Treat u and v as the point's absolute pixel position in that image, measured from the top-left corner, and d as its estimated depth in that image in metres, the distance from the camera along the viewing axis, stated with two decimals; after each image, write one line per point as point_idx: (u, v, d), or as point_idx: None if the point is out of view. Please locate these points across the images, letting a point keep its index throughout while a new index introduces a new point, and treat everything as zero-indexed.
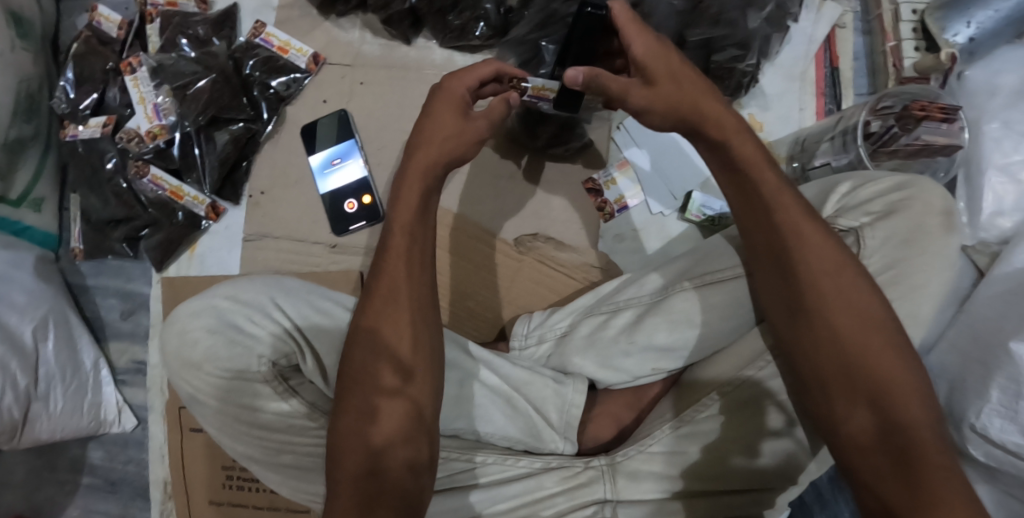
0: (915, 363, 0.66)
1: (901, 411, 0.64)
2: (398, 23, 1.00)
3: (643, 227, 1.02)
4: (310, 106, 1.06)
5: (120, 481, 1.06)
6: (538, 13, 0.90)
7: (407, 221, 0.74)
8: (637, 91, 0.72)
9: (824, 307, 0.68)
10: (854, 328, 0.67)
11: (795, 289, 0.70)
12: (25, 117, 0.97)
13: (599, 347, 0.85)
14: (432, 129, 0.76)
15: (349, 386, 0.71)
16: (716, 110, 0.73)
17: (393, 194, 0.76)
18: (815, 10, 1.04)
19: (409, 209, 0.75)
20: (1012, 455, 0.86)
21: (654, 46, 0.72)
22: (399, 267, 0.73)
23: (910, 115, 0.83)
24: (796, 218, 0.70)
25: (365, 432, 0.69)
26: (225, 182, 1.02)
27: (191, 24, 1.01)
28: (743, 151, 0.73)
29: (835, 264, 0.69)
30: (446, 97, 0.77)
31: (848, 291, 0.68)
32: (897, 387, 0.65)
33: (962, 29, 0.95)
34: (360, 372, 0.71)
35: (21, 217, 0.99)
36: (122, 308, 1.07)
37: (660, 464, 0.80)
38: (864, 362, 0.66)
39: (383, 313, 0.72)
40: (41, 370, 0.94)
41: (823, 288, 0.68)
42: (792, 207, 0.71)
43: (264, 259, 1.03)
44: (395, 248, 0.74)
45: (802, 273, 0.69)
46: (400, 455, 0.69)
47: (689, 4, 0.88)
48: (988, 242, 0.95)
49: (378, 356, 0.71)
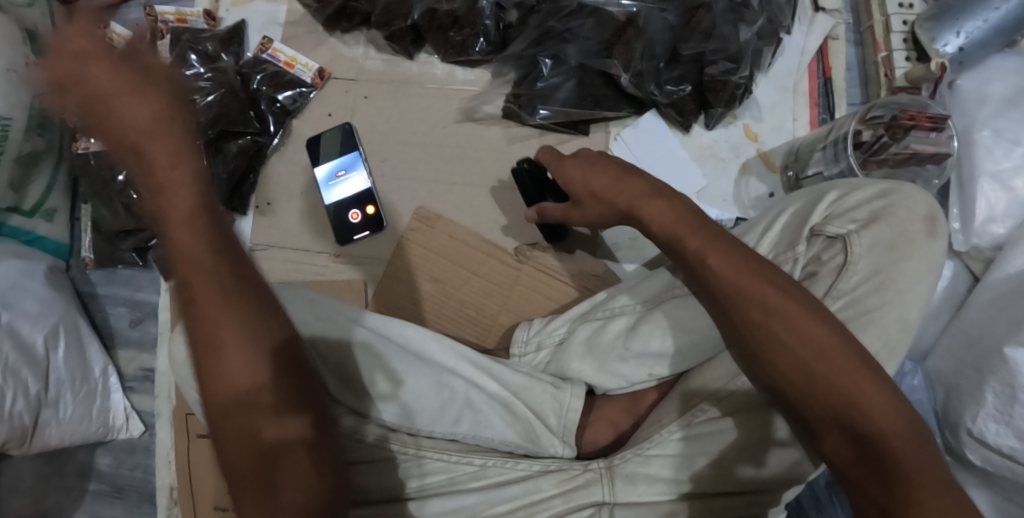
0: (876, 376, 0.68)
1: (868, 424, 0.67)
2: (401, 39, 1.04)
3: (639, 233, 1.05)
4: (316, 120, 1.09)
5: (127, 487, 1.08)
6: (535, 29, 0.97)
7: (205, 243, 0.63)
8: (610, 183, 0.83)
9: (774, 344, 0.71)
10: (800, 361, 0.70)
11: (743, 331, 0.73)
12: (40, 131, 1.00)
13: (597, 352, 0.88)
14: (120, 107, 0.61)
15: (219, 405, 0.64)
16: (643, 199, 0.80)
17: (160, 208, 0.63)
18: (806, 22, 1.07)
19: (188, 220, 0.63)
20: (1008, 460, 0.86)
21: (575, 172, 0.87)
22: (243, 298, 0.64)
23: (899, 124, 0.86)
24: (721, 265, 0.74)
25: (257, 435, 0.65)
26: (233, 193, 1.05)
27: (200, 40, 1.04)
28: (661, 223, 0.79)
29: (782, 297, 0.71)
30: (97, 60, 0.61)
31: (794, 326, 0.70)
32: (861, 402, 0.67)
33: (952, 39, 0.98)
34: (247, 389, 0.65)
35: (33, 227, 1.03)
36: (131, 317, 1.10)
37: (657, 467, 0.81)
38: (823, 390, 0.69)
39: (238, 333, 0.64)
40: (51, 377, 0.97)
41: (774, 327, 0.71)
42: (724, 254, 0.74)
43: (270, 268, 1.06)
44: (194, 268, 0.63)
45: (746, 319, 0.72)
46: (297, 465, 0.65)
47: (682, 20, 0.93)
48: (982, 248, 0.96)
49: (259, 372, 0.65)
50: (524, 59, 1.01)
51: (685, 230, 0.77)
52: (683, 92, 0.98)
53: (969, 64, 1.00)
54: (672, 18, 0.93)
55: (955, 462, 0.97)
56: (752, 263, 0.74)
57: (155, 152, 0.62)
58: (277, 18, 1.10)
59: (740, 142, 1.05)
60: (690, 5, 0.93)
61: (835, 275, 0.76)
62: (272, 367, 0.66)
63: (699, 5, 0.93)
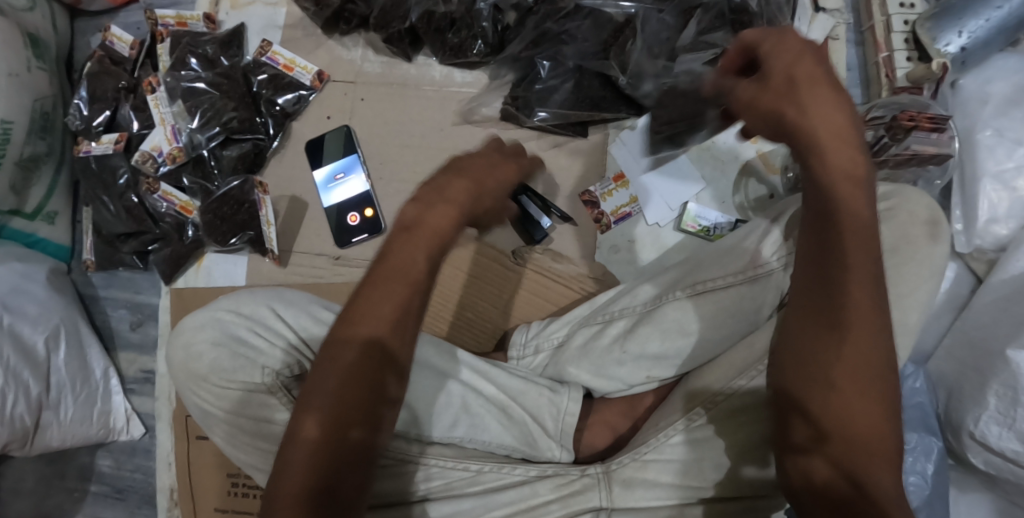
0: (895, 418, 0.62)
1: (863, 458, 0.60)
2: (399, 42, 1.03)
3: (639, 238, 1.04)
4: (315, 123, 1.09)
5: (127, 488, 1.08)
6: (532, 30, 0.97)
7: (426, 248, 0.68)
8: (748, 88, 0.64)
9: (847, 329, 0.62)
10: (851, 365, 0.62)
11: (826, 304, 0.63)
12: (41, 134, 1.01)
13: (593, 357, 0.87)
14: (487, 161, 0.73)
15: (312, 390, 0.68)
16: (831, 120, 0.61)
17: (422, 211, 0.70)
18: (807, 22, 1.06)
19: (430, 228, 0.69)
20: (1012, 463, 0.85)
21: (789, 57, 0.62)
22: (394, 292, 0.67)
23: (899, 125, 0.85)
24: (858, 237, 0.63)
25: (306, 431, 0.66)
26: (235, 225, 1.00)
27: (200, 43, 1.04)
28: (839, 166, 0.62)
29: (870, 303, 0.62)
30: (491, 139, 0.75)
31: (870, 329, 0.62)
32: (875, 435, 0.61)
33: (954, 39, 0.96)
34: (332, 386, 0.67)
35: (34, 230, 1.03)
36: (131, 319, 1.10)
37: (655, 472, 0.80)
38: (845, 404, 0.61)
39: (369, 331, 0.67)
40: (52, 379, 0.97)
41: (856, 326, 0.62)
42: (866, 233, 0.63)
43: (269, 271, 1.05)
44: (397, 269, 0.68)
45: (847, 298, 0.62)
46: (349, 464, 0.67)
47: (680, 19, 0.93)
48: (984, 249, 0.95)
49: (354, 372, 0.67)
50: (520, 62, 1.01)
51: (843, 178, 0.63)
52: None
53: (972, 64, 0.99)
54: (671, 19, 0.94)
55: (957, 465, 0.95)
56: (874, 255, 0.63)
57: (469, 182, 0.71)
58: (275, 21, 1.10)
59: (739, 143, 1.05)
60: (688, 5, 0.93)
61: None
62: (364, 365, 0.67)
63: (697, 6, 0.92)
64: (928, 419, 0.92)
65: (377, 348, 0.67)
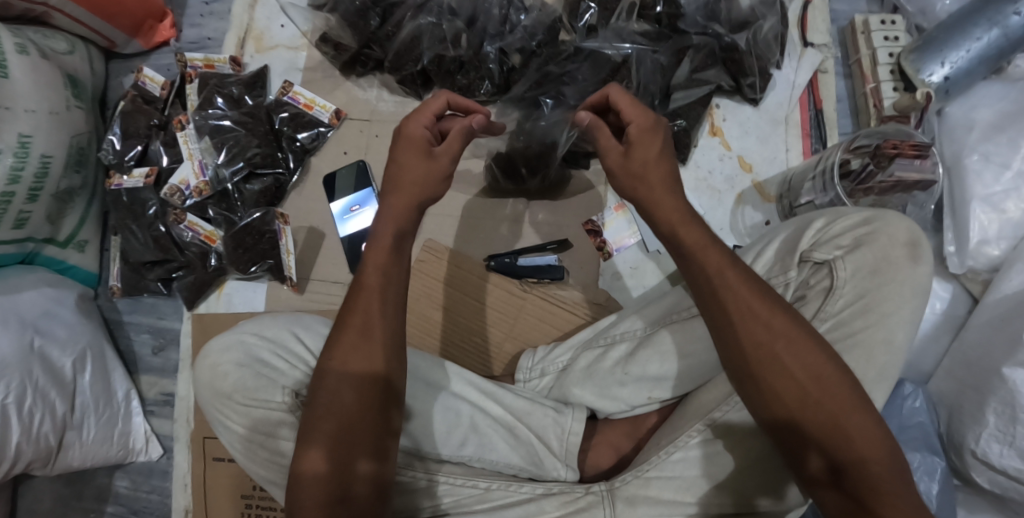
0: (865, 407, 0.67)
1: (849, 448, 0.66)
2: (411, 83, 1.11)
3: (639, 263, 1.10)
4: (331, 158, 1.15)
5: (143, 509, 1.11)
6: (535, 72, 1.04)
7: (380, 261, 0.76)
8: (614, 156, 0.78)
9: (764, 370, 0.69)
10: (791, 389, 0.68)
11: (739, 356, 0.70)
12: (76, 168, 1.07)
13: (596, 378, 0.92)
14: (402, 173, 0.80)
15: (316, 415, 0.72)
16: (667, 196, 0.75)
17: (374, 233, 0.78)
18: (796, 58, 1.14)
19: (382, 250, 0.77)
20: (1015, 481, 0.88)
21: (644, 123, 0.77)
22: (365, 306, 0.74)
23: (883, 153, 0.91)
24: (732, 287, 0.70)
25: (313, 455, 0.70)
26: (263, 255, 1.06)
27: (226, 84, 1.12)
28: (689, 239, 0.73)
29: (776, 330, 0.69)
30: (409, 141, 0.81)
31: (786, 355, 0.68)
32: (849, 426, 0.66)
33: (937, 69, 1.02)
34: (329, 404, 0.72)
35: (65, 257, 1.09)
36: (153, 343, 1.15)
37: (656, 489, 0.81)
38: (814, 414, 0.67)
39: (354, 347, 0.73)
40: (77, 400, 1.02)
41: (773, 351, 0.68)
42: (738, 277, 0.71)
43: (287, 298, 1.11)
44: (369, 285, 0.75)
45: (751, 341, 0.69)
46: (367, 468, 0.71)
47: (672, 60, 1.02)
48: (978, 269, 1.00)
49: (350, 384, 0.72)
50: (525, 101, 1.05)
51: (698, 247, 0.73)
52: (679, 127, 1.05)
53: (956, 92, 1.04)
54: (664, 59, 1.02)
55: (963, 485, 0.97)
56: (759, 290, 0.71)
57: (410, 185, 0.80)
58: (297, 63, 1.18)
59: (733, 173, 1.11)
60: (680, 46, 1.02)
61: (822, 298, 0.79)
62: (349, 377, 0.73)
63: (688, 46, 1.02)
64: (931, 439, 0.95)
65: (362, 359, 0.73)
